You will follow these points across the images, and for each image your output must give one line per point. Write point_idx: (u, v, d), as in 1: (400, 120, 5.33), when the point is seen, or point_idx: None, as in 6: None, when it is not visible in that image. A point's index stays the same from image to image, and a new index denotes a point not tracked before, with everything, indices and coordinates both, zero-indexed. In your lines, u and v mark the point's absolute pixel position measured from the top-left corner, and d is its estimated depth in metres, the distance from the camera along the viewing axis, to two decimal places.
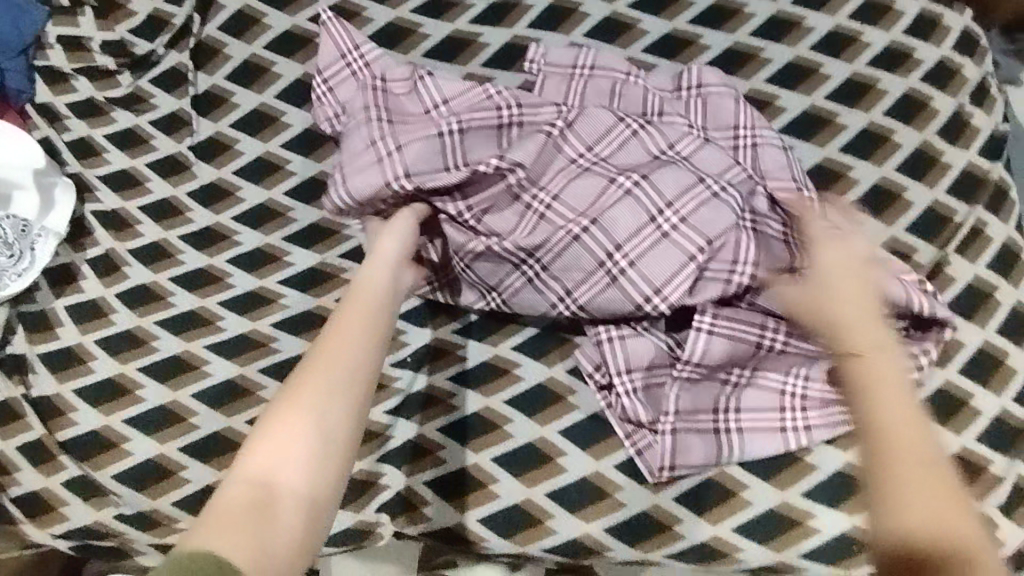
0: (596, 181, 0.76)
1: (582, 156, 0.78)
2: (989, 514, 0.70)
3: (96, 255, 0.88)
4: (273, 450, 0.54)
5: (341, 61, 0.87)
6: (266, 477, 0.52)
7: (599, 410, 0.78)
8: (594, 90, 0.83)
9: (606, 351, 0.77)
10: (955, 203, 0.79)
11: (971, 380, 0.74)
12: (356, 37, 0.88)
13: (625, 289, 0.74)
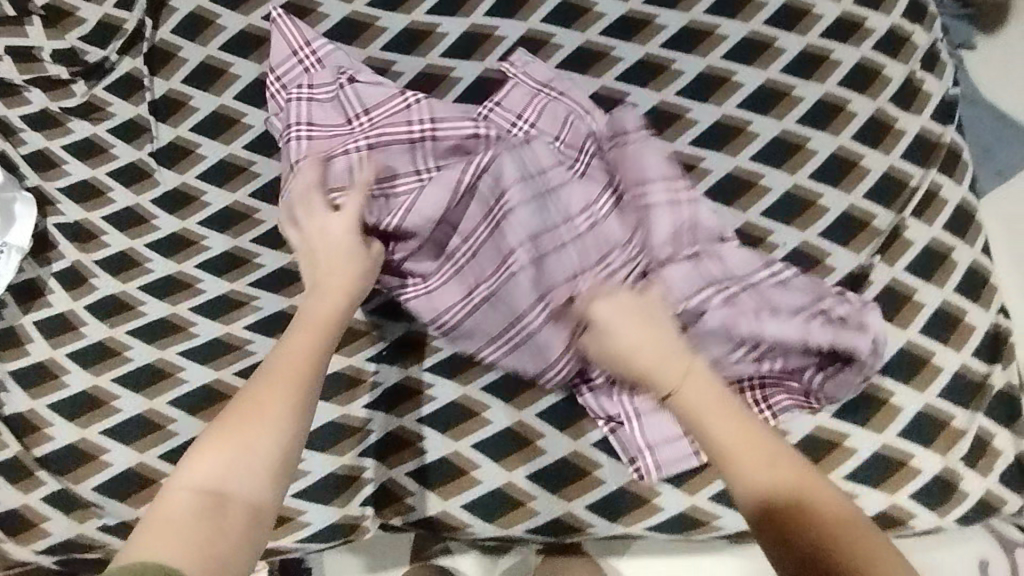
0: (495, 253, 0.73)
1: (489, 216, 0.73)
2: (953, 466, 0.74)
3: (62, 269, 0.87)
4: (219, 453, 0.55)
5: (291, 57, 0.86)
6: (213, 483, 0.54)
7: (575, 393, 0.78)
8: (537, 117, 0.78)
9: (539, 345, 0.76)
10: (910, 168, 0.81)
11: (933, 339, 0.76)
12: (306, 34, 0.86)
13: (523, 357, 0.75)
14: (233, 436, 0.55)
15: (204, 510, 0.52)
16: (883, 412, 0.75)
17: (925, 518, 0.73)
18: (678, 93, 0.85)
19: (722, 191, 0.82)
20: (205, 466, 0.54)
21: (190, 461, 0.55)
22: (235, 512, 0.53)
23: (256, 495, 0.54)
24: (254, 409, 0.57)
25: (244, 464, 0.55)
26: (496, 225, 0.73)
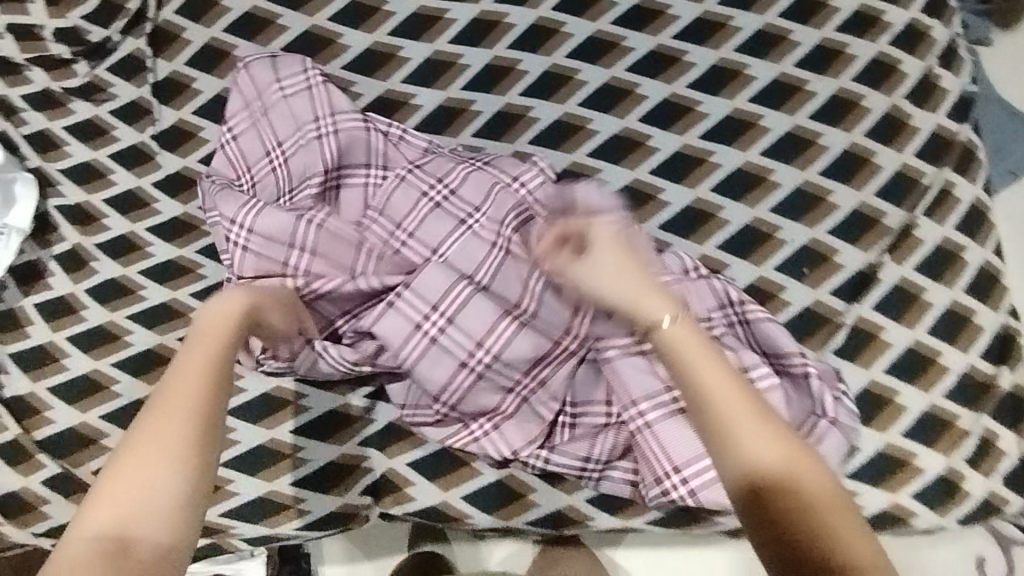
0: (447, 365, 0.73)
1: (425, 321, 0.74)
2: (956, 467, 0.73)
3: (63, 251, 0.87)
4: (120, 491, 0.49)
5: (241, 109, 0.85)
6: (115, 526, 0.47)
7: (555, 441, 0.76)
8: (433, 231, 0.78)
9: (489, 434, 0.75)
10: (922, 166, 0.80)
11: (940, 339, 0.76)
12: (263, 83, 0.85)
13: (487, 448, 0.75)
14: (137, 469, 0.50)
15: (107, 558, 0.46)
16: (887, 411, 0.75)
17: (926, 518, 0.73)
18: (689, 86, 0.84)
19: (731, 186, 0.81)
20: (106, 512, 0.48)
21: (88, 509, 0.49)
22: (143, 553, 0.46)
23: (166, 533, 0.48)
24: (159, 440, 0.51)
25: (147, 503, 0.48)
26: (420, 351, 0.73)
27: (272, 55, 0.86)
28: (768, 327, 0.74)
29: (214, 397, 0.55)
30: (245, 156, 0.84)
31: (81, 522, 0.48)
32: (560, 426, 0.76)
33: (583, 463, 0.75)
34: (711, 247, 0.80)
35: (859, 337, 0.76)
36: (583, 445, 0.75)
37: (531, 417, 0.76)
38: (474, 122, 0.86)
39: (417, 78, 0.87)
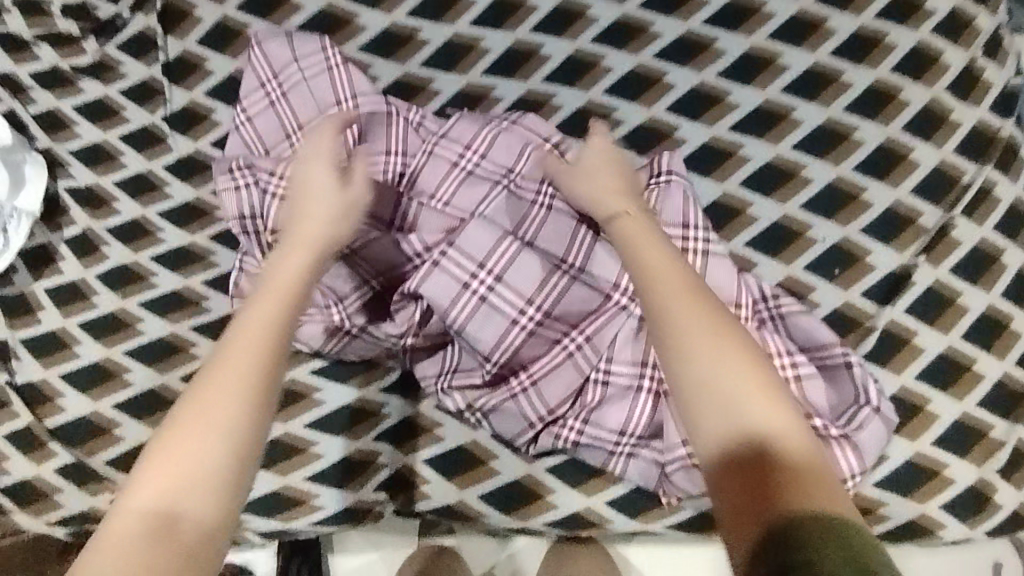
0: (497, 322, 0.71)
1: (473, 277, 0.71)
2: (988, 478, 0.72)
3: (73, 236, 0.85)
4: (169, 468, 0.47)
5: (259, 90, 0.82)
6: (165, 500, 0.46)
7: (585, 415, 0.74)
8: (473, 187, 0.77)
9: (524, 399, 0.73)
10: (963, 163, 0.77)
11: (975, 345, 0.73)
12: (280, 63, 0.82)
13: (522, 407, 0.73)
14: (186, 445, 0.47)
15: (152, 538, 0.44)
16: (918, 419, 0.72)
17: (954, 529, 0.71)
18: (720, 74, 0.81)
19: (761, 181, 0.78)
20: (155, 487, 0.46)
21: (135, 482, 0.47)
22: (189, 536, 0.45)
23: (212, 513, 0.46)
24: (206, 411, 0.48)
25: (195, 485, 0.46)
26: (474, 305, 0.71)
27: (287, 33, 0.83)
28: (800, 321, 0.72)
29: (269, 371, 0.51)
30: (263, 137, 0.82)
31: (132, 495, 0.47)
32: (593, 387, 0.74)
33: (620, 434, 0.73)
34: (739, 244, 0.77)
35: (891, 342, 0.74)
36: (620, 412, 0.73)
37: (568, 373, 0.73)
38: (494, 109, 0.83)
39: (435, 62, 0.84)
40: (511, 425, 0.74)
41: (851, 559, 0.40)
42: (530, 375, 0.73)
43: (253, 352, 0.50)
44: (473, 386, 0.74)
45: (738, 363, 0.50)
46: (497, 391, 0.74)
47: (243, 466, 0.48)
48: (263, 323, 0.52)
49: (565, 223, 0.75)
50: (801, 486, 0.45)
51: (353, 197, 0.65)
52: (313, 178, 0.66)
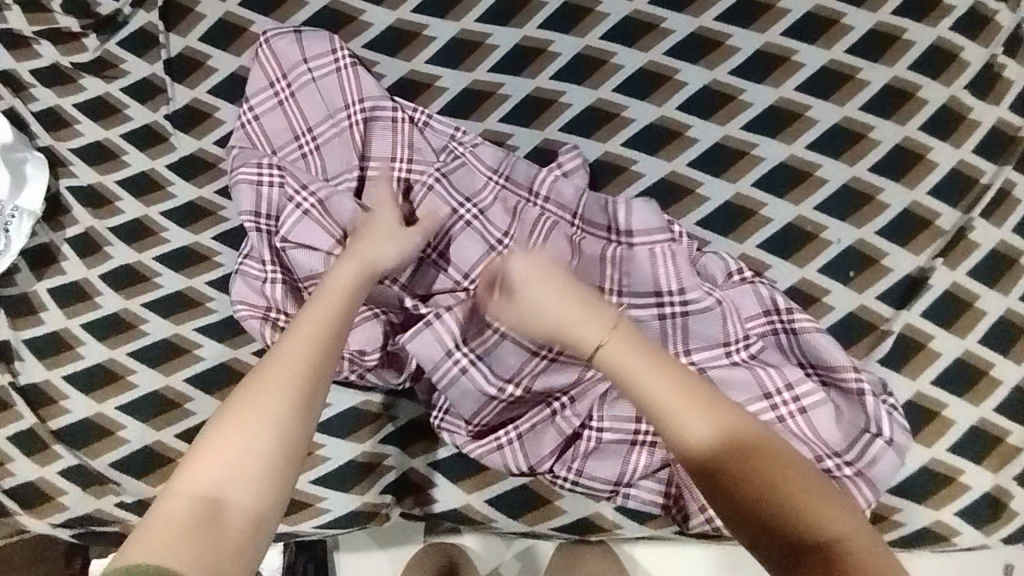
0: (477, 393, 0.71)
1: (455, 348, 0.70)
2: (1003, 485, 0.70)
3: (75, 235, 0.84)
4: (221, 456, 0.49)
5: (269, 89, 0.81)
6: (216, 485, 0.48)
7: (576, 466, 0.73)
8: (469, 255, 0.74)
9: (507, 455, 0.72)
10: (981, 163, 0.76)
11: (991, 349, 0.72)
12: (290, 63, 0.81)
13: (507, 460, 0.72)
14: (239, 435, 0.49)
15: (203, 523, 0.46)
16: (934, 425, 0.72)
17: (970, 537, 0.70)
18: (732, 72, 0.79)
19: (774, 181, 0.77)
20: (205, 472, 0.48)
21: (190, 463, 0.49)
22: (233, 527, 0.47)
23: (255, 502, 0.48)
24: (257, 409, 0.50)
25: (247, 473, 0.48)
26: (456, 372, 0.70)
27: (296, 30, 0.82)
28: (815, 340, 0.70)
29: (318, 377, 0.53)
30: (270, 136, 0.81)
31: (183, 477, 0.48)
32: (584, 439, 0.73)
33: (614, 484, 0.73)
34: (752, 245, 0.76)
35: (906, 346, 0.73)
36: (613, 465, 0.72)
37: (551, 431, 0.73)
38: (503, 106, 0.81)
39: (442, 59, 0.82)
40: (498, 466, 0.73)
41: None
42: (517, 429, 0.72)
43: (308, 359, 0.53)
44: (459, 431, 0.73)
45: (747, 442, 0.51)
46: (483, 441, 0.72)
47: (288, 460, 0.50)
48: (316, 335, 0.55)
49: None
50: (851, 560, 0.46)
51: (408, 239, 0.68)
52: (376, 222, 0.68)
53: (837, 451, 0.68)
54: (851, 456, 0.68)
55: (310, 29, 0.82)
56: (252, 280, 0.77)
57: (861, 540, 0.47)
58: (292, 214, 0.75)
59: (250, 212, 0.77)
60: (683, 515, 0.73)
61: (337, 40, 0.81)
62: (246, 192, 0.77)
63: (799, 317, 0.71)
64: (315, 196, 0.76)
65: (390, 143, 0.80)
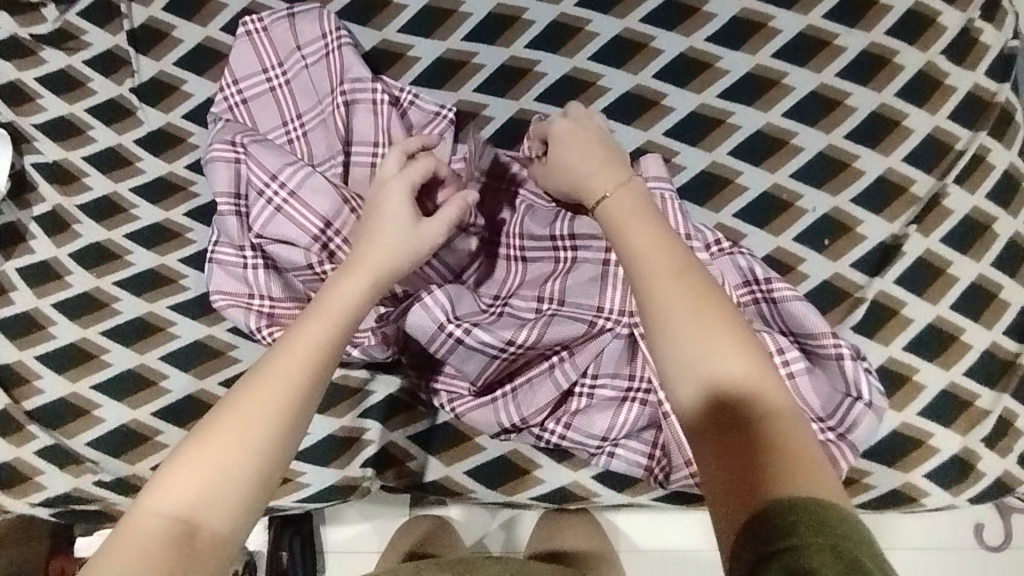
0: (481, 359, 0.71)
1: (451, 324, 0.69)
2: (972, 447, 0.72)
3: (42, 213, 0.82)
4: (196, 471, 0.45)
5: (260, 74, 0.78)
6: (189, 505, 0.44)
7: (568, 423, 0.73)
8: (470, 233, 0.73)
9: (501, 407, 0.72)
10: (956, 129, 0.75)
11: (963, 315, 0.73)
12: (283, 47, 0.79)
13: (500, 413, 0.72)
14: (219, 450, 0.45)
15: (173, 542, 0.43)
16: (904, 390, 0.73)
17: (938, 498, 0.72)
18: (709, 39, 0.78)
19: (750, 150, 0.76)
20: (180, 490, 0.44)
21: (164, 477, 0.45)
22: (206, 544, 0.43)
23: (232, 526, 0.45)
24: (240, 417, 0.46)
25: (224, 490, 0.45)
26: (457, 341, 0.69)
27: (290, 13, 0.79)
28: (796, 306, 0.69)
29: (316, 388, 0.49)
30: (256, 119, 0.78)
31: (158, 489, 0.44)
32: (576, 396, 0.72)
33: (601, 440, 0.73)
34: (728, 215, 0.76)
35: (879, 313, 0.74)
36: (603, 418, 0.72)
37: (547, 382, 0.71)
38: (476, 76, 0.80)
39: (415, 28, 0.81)
40: (486, 423, 0.73)
41: (832, 548, 0.37)
42: (511, 384, 0.72)
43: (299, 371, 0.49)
44: (460, 398, 0.74)
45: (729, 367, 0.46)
46: (481, 399, 0.73)
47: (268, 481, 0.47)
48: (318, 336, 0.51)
49: (543, 270, 0.74)
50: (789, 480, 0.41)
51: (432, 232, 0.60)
52: (385, 213, 0.59)
53: (821, 417, 0.69)
54: (833, 422, 0.69)
55: (304, 11, 0.79)
56: (228, 266, 0.74)
57: (794, 431, 0.44)
58: (260, 207, 0.72)
59: (227, 194, 0.74)
60: (665, 473, 0.73)
61: (327, 20, 0.78)
62: (223, 171, 0.74)
63: (778, 283, 0.70)
64: (284, 186, 0.72)
65: (371, 126, 0.76)
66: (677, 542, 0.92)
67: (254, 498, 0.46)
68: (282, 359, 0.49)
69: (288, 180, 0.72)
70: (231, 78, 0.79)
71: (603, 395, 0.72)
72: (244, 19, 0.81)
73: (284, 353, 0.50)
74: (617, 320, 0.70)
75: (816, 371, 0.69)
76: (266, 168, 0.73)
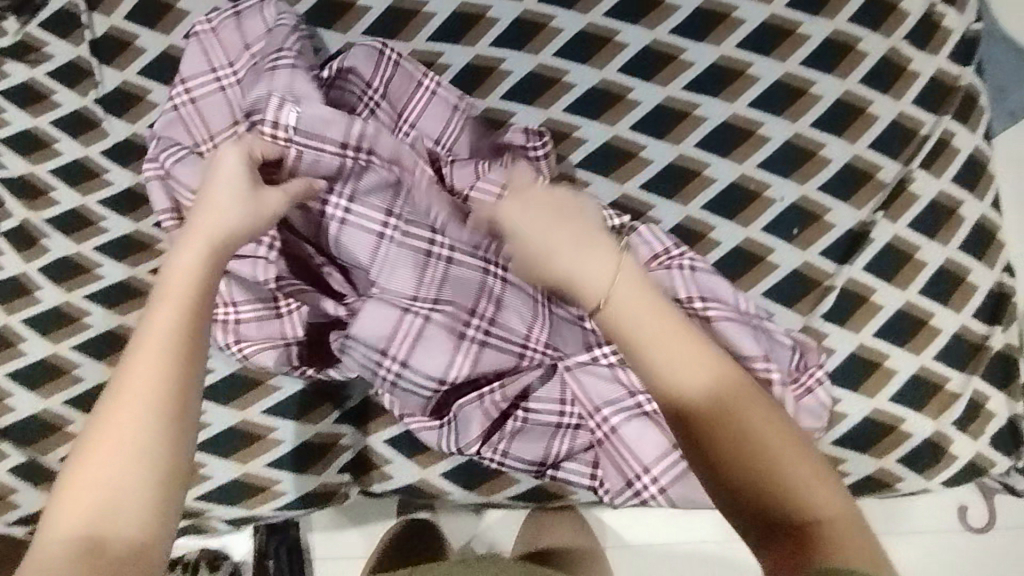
0: (414, 392, 0.69)
1: (381, 363, 0.68)
2: (944, 430, 0.73)
3: (10, 229, 0.81)
4: (90, 489, 0.45)
5: (210, 74, 0.77)
6: (89, 524, 0.44)
7: (507, 449, 0.72)
8: (366, 205, 0.68)
9: (443, 432, 0.72)
10: (922, 115, 0.76)
11: (932, 299, 0.74)
12: (232, 46, 0.78)
13: (442, 437, 0.72)
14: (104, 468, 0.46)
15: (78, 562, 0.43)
16: (876, 376, 0.73)
17: (912, 481, 0.73)
18: (674, 31, 0.78)
19: (718, 141, 0.76)
20: (79, 510, 0.45)
21: (61, 504, 0.45)
22: (118, 553, 0.44)
23: (145, 529, 0.45)
24: (122, 430, 0.46)
25: (125, 497, 0.45)
26: (392, 376, 0.68)
27: (236, 12, 0.78)
28: (729, 328, 0.67)
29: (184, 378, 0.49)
30: (207, 121, 0.77)
31: (62, 520, 0.45)
32: (512, 420, 0.72)
33: (540, 464, 0.73)
34: (695, 207, 0.76)
35: (849, 301, 0.74)
36: (538, 445, 0.73)
37: (479, 411, 0.71)
38: (442, 76, 0.79)
39: (380, 30, 0.80)
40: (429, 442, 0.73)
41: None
42: (452, 409, 0.71)
43: (163, 367, 0.48)
44: (412, 416, 0.72)
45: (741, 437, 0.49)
46: (426, 421, 0.72)
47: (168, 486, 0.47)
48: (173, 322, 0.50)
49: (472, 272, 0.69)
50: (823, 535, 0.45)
51: (262, 197, 0.61)
52: (217, 198, 0.58)
53: None
54: None
55: (249, 8, 0.78)
56: None
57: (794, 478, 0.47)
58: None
59: (167, 210, 0.74)
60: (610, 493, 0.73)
61: (273, 15, 0.77)
62: (160, 191, 0.75)
63: (718, 302, 0.69)
64: None
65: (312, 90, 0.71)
66: (666, 537, 0.93)
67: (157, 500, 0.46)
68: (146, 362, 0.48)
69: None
70: (180, 81, 0.77)
71: (540, 419, 0.72)
72: (191, 27, 0.81)
73: (138, 358, 0.49)
74: (543, 353, 0.70)
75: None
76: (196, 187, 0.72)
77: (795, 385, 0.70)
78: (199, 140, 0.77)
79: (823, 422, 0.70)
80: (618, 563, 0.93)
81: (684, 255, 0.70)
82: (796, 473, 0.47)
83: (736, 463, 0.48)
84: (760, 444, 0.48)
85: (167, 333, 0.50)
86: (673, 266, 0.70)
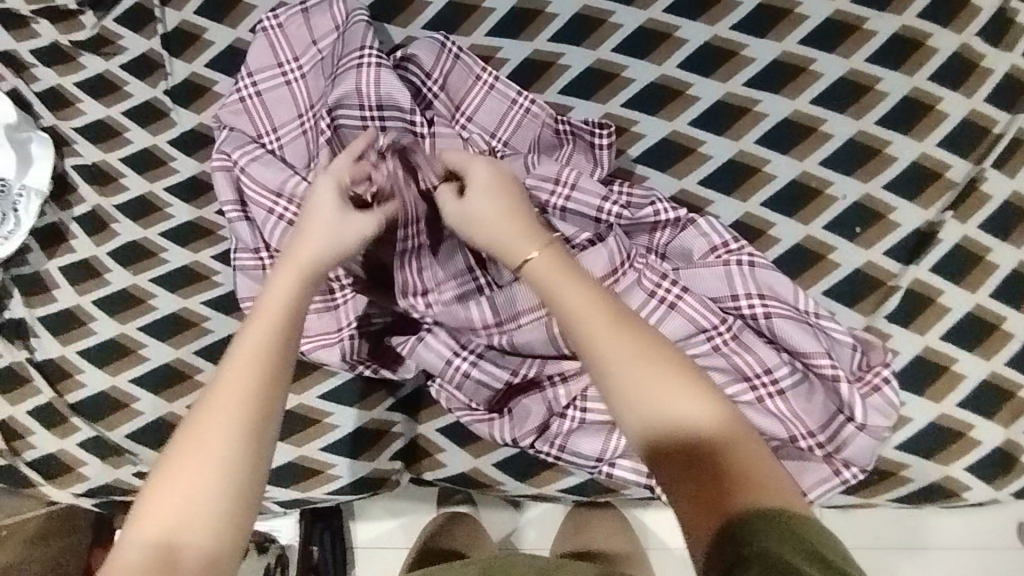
0: (485, 384, 0.72)
1: (457, 354, 0.71)
2: (1014, 438, 0.71)
3: (83, 214, 0.84)
4: (169, 502, 0.46)
5: (276, 68, 0.79)
6: (165, 536, 0.46)
7: (562, 441, 0.73)
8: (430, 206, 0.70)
9: (501, 425, 0.73)
10: (994, 113, 0.73)
11: (1003, 303, 0.71)
12: (298, 41, 0.80)
13: (496, 429, 0.73)
14: (181, 487, 0.47)
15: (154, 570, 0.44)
16: (942, 380, 0.71)
17: (979, 491, 0.72)
18: (735, 27, 0.77)
19: (780, 138, 0.75)
20: (157, 521, 0.46)
21: (143, 510, 0.47)
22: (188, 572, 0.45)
23: (214, 545, 0.46)
24: (200, 445, 0.48)
25: (196, 515, 0.46)
26: (464, 372, 0.71)
27: (303, 8, 0.80)
28: (789, 325, 0.67)
29: (270, 408, 0.50)
30: (270, 113, 0.79)
31: (136, 528, 0.46)
32: (568, 418, 0.72)
33: (596, 459, 0.72)
34: (755, 204, 0.75)
35: (914, 301, 0.72)
36: (595, 441, 0.72)
37: (541, 405, 0.72)
38: (500, 72, 0.80)
39: (438, 26, 0.80)
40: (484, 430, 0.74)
41: (806, 550, 0.42)
42: (511, 404, 0.74)
43: (258, 372, 0.50)
44: (473, 415, 0.73)
45: (671, 405, 0.47)
46: (485, 415, 0.73)
47: (245, 508, 0.48)
48: (260, 338, 0.52)
49: None
50: (749, 490, 0.45)
51: (342, 212, 0.60)
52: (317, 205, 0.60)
53: (814, 431, 0.68)
54: (824, 436, 0.68)
55: (317, 5, 0.80)
56: (252, 273, 0.76)
57: (729, 430, 0.47)
58: (272, 224, 0.74)
59: (232, 202, 0.76)
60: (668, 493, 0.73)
61: (339, 10, 0.79)
62: (223, 182, 0.77)
63: (778, 303, 0.68)
64: (291, 205, 0.74)
65: (388, 86, 0.73)
66: None
67: (236, 516, 0.47)
68: (229, 387, 0.49)
69: (293, 198, 0.74)
70: (246, 73, 0.79)
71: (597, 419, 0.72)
72: (256, 22, 0.83)
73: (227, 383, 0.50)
74: None
75: (806, 386, 0.68)
76: (267, 186, 0.75)
77: (860, 384, 0.69)
78: (263, 131, 0.79)
79: (890, 421, 0.69)
80: (660, 565, 0.92)
81: (743, 251, 0.69)
82: (700, 418, 0.47)
83: (636, 397, 0.48)
84: (666, 388, 0.48)
85: (252, 355, 0.51)
86: (733, 263, 0.69)
